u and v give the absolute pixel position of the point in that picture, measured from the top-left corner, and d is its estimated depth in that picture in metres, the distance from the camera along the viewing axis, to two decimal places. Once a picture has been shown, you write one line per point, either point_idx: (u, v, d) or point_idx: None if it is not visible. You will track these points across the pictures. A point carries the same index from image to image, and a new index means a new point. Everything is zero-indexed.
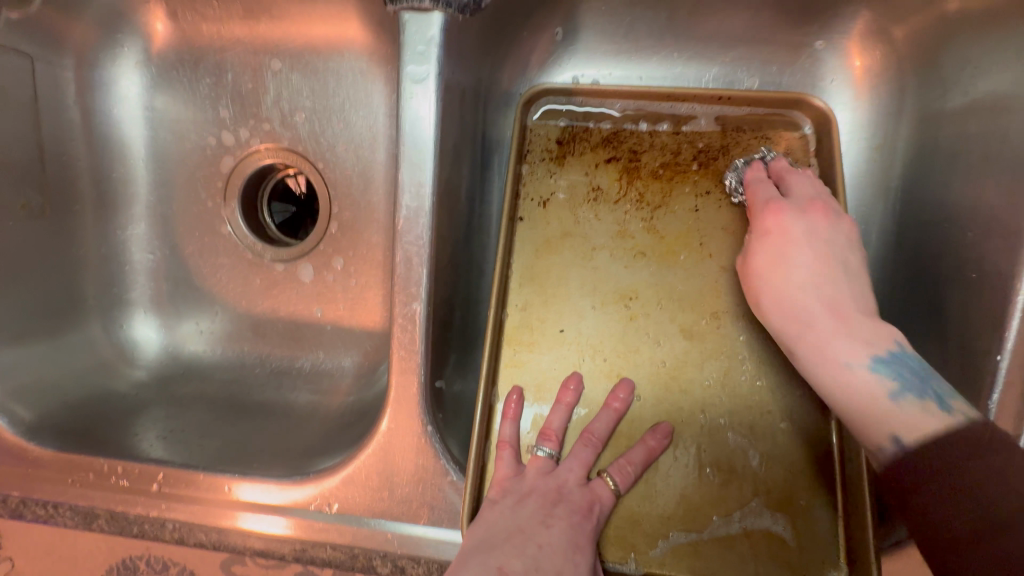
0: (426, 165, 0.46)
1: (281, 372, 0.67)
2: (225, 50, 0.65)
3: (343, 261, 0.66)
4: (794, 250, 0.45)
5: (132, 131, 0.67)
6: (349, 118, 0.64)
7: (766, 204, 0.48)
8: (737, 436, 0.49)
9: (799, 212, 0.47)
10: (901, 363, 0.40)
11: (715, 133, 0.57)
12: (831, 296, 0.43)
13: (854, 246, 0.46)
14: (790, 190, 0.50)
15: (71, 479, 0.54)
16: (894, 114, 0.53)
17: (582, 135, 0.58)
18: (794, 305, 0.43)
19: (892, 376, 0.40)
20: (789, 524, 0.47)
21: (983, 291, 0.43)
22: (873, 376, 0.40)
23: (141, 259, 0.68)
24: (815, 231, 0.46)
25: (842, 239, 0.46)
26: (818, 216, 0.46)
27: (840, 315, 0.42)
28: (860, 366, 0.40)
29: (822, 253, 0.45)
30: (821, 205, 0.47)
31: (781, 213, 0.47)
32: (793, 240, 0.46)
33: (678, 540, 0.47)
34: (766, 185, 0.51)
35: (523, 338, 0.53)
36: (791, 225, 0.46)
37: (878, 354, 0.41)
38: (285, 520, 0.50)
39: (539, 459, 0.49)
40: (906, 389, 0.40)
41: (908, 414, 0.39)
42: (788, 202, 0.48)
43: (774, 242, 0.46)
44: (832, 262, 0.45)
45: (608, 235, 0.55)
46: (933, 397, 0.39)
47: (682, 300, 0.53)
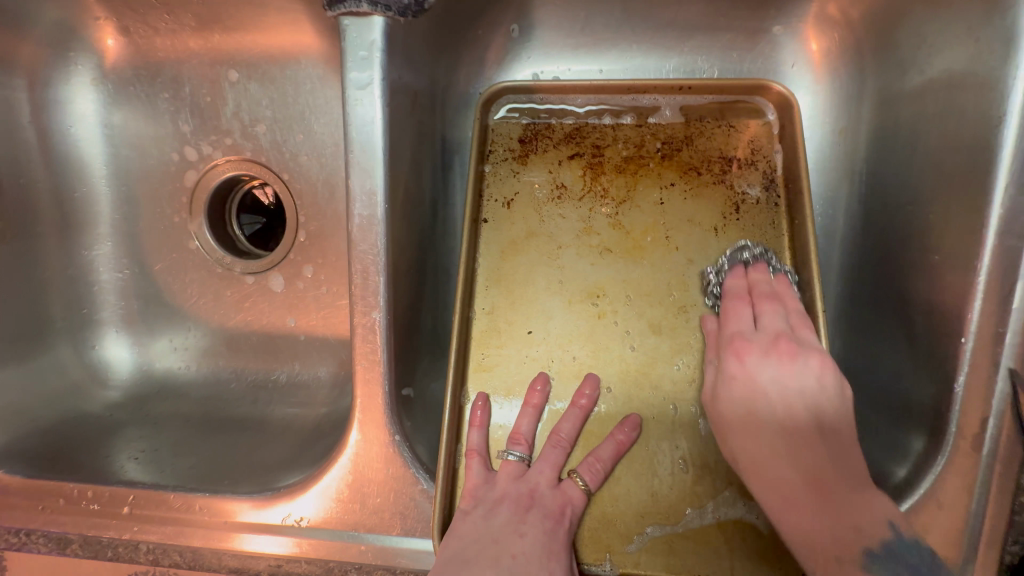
0: (377, 172, 0.45)
1: (257, 386, 0.66)
2: (181, 64, 0.65)
3: (312, 269, 0.65)
4: (757, 386, 0.45)
5: (91, 149, 0.66)
6: (310, 126, 0.63)
7: (730, 343, 0.47)
8: (707, 422, 0.49)
9: (764, 352, 0.46)
10: (901, 547, 0.39)
11: (677, 124, 0.56)
12: (794, 425, 0.43)
13: (830, 388, 0.44)
14: (762, 324, 0.47)
15: (43, 505, 0.53)
16: (855, 96, 0.52)
17: (544, 133, 0.57)
18: (744, 434, 0.44)
19: (891, 570, 0.39)
20: (762, 512, 0.47)
21: (945, 273, 0.42)
22: (874, 539, 0.39)
23: (110, 278, 0.67)
24: (781, 375, 0.45)
25: (815, 370, 0.44)
26: (784, 359, 0.45)
27: (808, 443, 0.43)
28: (847, 493, 0.41)
29: (789, 406, 0.44)
30: (786, 343, 0.45)
31: (744, 356, 0.46)
32: (759, 384, 0.45)
33: (653, 537, 0.46)
34: (740, 308, 0.49)
35: (492, 341, 0.52)
36: (756, 370, 0.45)
37: (869, 546, 0.39)
38: (289, 539, 0.49)
39: (510, 464, 0.48)
40: (893, 560, 0.39)
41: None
42: (752, 341, 0.47)
43: (741, 381, 0.45)
44: (797, 397, 0.44)
45: (573, 233, 0.54)
46: (924, 568, 0.39)
47: (649, 295, 0.52)
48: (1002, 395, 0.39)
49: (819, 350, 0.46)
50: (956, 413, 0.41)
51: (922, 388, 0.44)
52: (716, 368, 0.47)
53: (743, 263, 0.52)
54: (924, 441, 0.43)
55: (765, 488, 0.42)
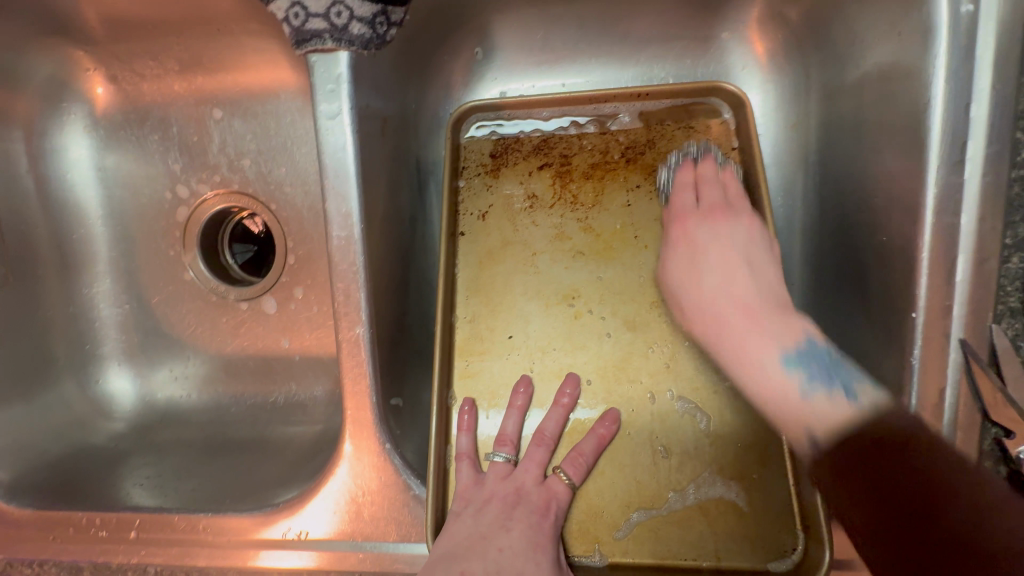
0: (351, 195, 0.48)
1: (256, 408, 0.69)
2: (167, 106, 0.68)
3: (302, 289, 0.68)
4: (707, 275, 0.51)
5: (87, 192, 0.69)
6: (293, 155, 0.67)
7: (672, 216, 0.55)
8: (684, 402, 0.50)
9: (701, 217, 0.53)
10: (811, 356, 0.46)
11: (638, 129, 0.59)
12: (738, 299, 0.50)
13: (760, 241, 0.52)
14: (704, 198, 0.55)
15: (52, 535, 0.55)
16: (802, 92, 0.55)
17: (513, 146, 0.60)
18: (711, 304, 0.50)
19: (802, 369, 0.46)
20: (742, 492, 0.48)
21: (894, 252, 0.44)
22: (788, 376, 0.46)
23: (110, 313, 0.70)
24: (721, 233, 0.52)
25: (746, 235, 0.52)
26: (716, 220, 0.53)
27: (748, 313, 0.49)
28: (775, 368, 0.46)
29: (734, 275, 0.51)
30: (720, 209, 0.54)
31: (685, 222, 0.54)
32: (698, 249, 0.52)
33: (638, 524, 0.48)
34: (685, 191, 0.55)
35: (475, 348, 0.54)
36: (705, 251, 0.52)
37: (787, 348, 0.46)
38: (309, 554, 0.51)
39: (497, 464, 0.50)
40: (805, 368, 0.46)
41: (817, 402, 0.44)
42: (692, 211, 0.54)
43: (682, 249, 0.53)
44: (745, 276, 0.51)
45: (546, 239, 0.56)
46: (840, 386, 0.44)
47: (622, 293, 0.54)
48: (955, 365, 0.41)
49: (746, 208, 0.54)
50: (916, 385, 0.43)
51: (884, 362, 0.46)
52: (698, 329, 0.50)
53: (693, 157, 0.57)
54: (890, 414, 0.45)
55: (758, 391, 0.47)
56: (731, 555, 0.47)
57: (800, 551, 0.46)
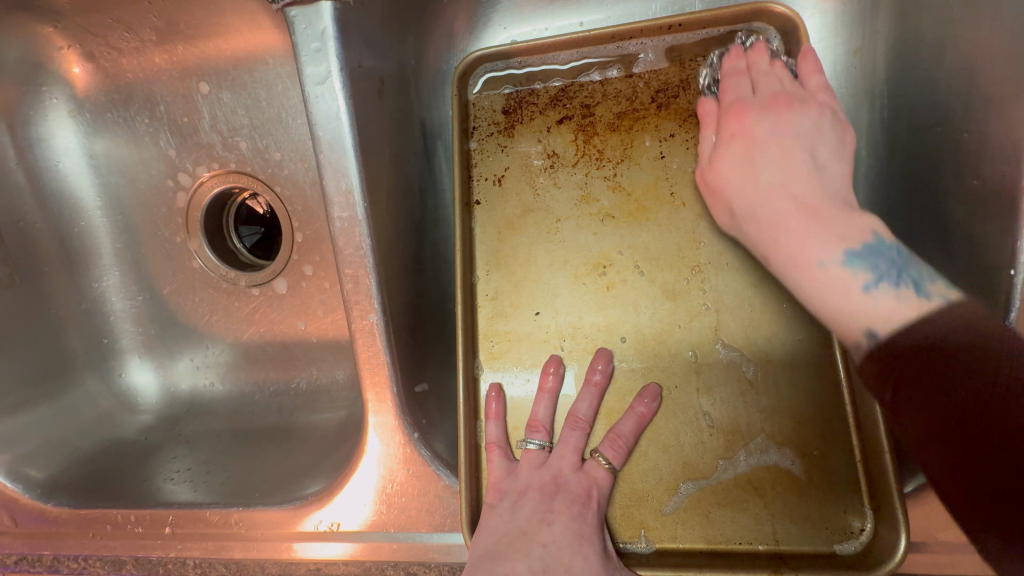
0: (350, 169, 0.43)
1: (280, 395, 0.67)
2: (152, 82, 0.64)
3: (312, 267, 0.64)
4: (760, 153, 0.45)
5: (81, 182, 0.66)
6: (288, 128, 0.62)
7: (729, 108, 0.48)
8: (728, 349, 0.46)
9: (762, 109, 0.46)
10: (878, 254, 0.39)
11: (671, 67, 0.51)
12: (794, 193, 0.42)
13: (827, 131, 0.45)
14: (759, 87, 0.48)
15: (92, 532, 0.55)
16: (868, 12, 0.48)
17: (528, 100, 0.53)
18: (763, 200, 0.43)
19: (867, 267, 0.39)
20: (803, 466, 0.43)
21: (986, 199, 0.38)
22: (849, 270, 0.39)
23: (122, 306, 0.69)
24: (779, 127, 0.45)
25: (811, 128, 0.45)
26: (780, 112, 0.46)
27: (811, 211, 0.41)
28: (833, 263, 0.39)
29: (786, 149, 0.45)
30: (785, 98, 0.46)
31: (743, 114, 0.46)
32: (756, 139, 0.46)
33: (689, 497, 0.44)
34: (737, 79, 0.49)
35: (499, 327, 0.50)
36: (756, 126, 0.46)
37: (852, 247, 0.39)
38: (351, 544, 0.49)
39: (531, 452, 0.47)
40: (883, 278, 0.38)
41: (883, 304, 0.38)
42: (751, 104, 0.47)
43: (740, 140, 0.46)
44: (798, 154, 0.44)
45: (570, 203, 0.51)
46: (908, 283, 0.38)
47: (661, 258, 0.48)
48: None
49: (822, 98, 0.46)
50: None
51: None
52: (717, 142, 0.47)
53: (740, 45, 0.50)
54: None
55: (750, 203, 0.44)
56: (790, 539, 0.42)
57: (869, 532, 0.42)
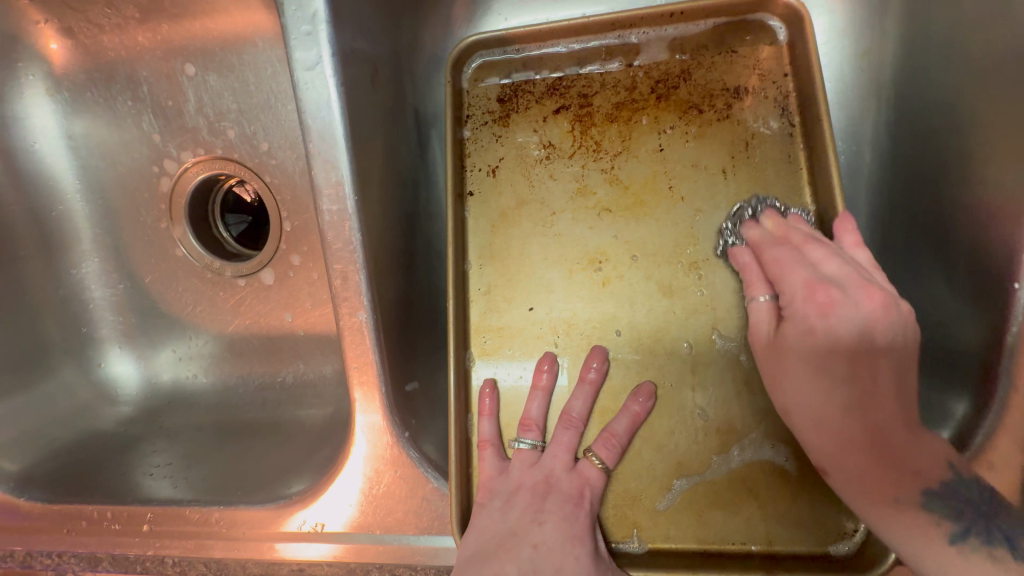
0: (340, 161, 0.42)
1: (265, 389, 0.65)
2: (135, 61, 0.61)
3: (299, 256, 0.62)
4: (798, 332, 0.40)
5: (59, 164, 0.63)
6: (277, 113, 0.59)
7: (774, 284, 0.42)
8: (724, 340, 0.45)
9: (809, 292, 0.40)
10: (955, 495, 0.36)
11: (672, 58, 0.50)
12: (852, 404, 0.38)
13: (889, 323, 0.39)
14: (806, 264, 0.41)
15: (66, 528, 0.53)
16: (879, 10, 0.47)
17: (524, 88, 0.52)
18: (822, 422, 0.39)
19: (948, 510, 0.36)
20: (797, 464, 0.43)
21: (996, 208, 0.38)
22: (931, 515, 0.36)
23: (102, 294, 0.66)
24: (818, 290, 0.40)
25: (847, 275, 0.40)
26: (835, 302, 0.39)
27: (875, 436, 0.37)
28: (913, 501, 0.36)
29: (838, 335, 0.39)
30: (836, 281, 0.40)
31: (789, 293, 0.41)
32: (804, 326, 0.40)
33: (683, 493, 0.44)
34: (777, 253, 0.42)
35: (491, 323, 0.49)
36: (795, 305, 0.41)
37: (928, 486, 0.36)
38: (331, 546, 0.48)
39: (523, 452, 0.46)
40: (969, 531, 0.35)
41: (1006, 572, 0.34)
42: (796, 277, 0.41)
43: (782, 336, 0.41)
44: (839, 312, 0.39)
45: (566, 195, 0.49)
46: (1003, 540, 0.35)
47: (657, 254, 0.47)
48: None
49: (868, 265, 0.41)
50: (1006, 366, 0.37)
51: (968, 333, 0.40)
52: (770, 330, 0.42)
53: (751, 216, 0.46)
54: (968, 407, 0.39)
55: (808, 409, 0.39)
56: (784, 541, 0.42)
57: (862, 532, 0.41)
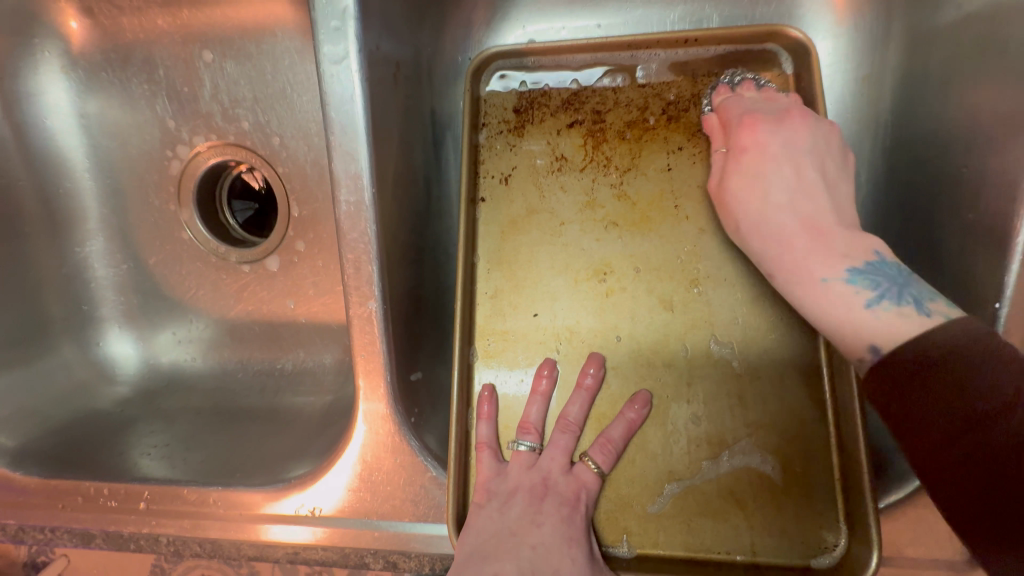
0: (360, 155, 0.43)
1: (264, 375, 0.66)
2: (152, 44, 0.61)
3: (304, 243, 0.63)
4: (771, 164, 0.46)
5: (70, 142, 0.64)
6: (292, 104, 0.60)
7: (744, 116, 0.47)
8: (721, 346, 0.47)
9: (776, 122, 0.47)
10: (879, 271, 0.39)
11: (684, 81, 0.52)
12: (806, 216, 0.43)
13: (834, 148, 0.46)
14: (770, 100, 0.49)
15: (61, 505, 0.53)
16: (881, 41, 0.49)
17: (540, 100, 0.53)
18: (769, 215, 0.44)
19: (869, 282, 0.38)
20: (783, 475, 0.45)
21: (982, 231, 0.40)
22: (850, 286, 0.39)
23: (105, 273, 0.66)
24: (792, 141, 0.46)
25: (820, 139, 0.46)
26: (796, 126, 0.46)
27: (817, 229, 0.42)
28: (837, 279, 0.39)
29: (805, 191, 0.44)
30: (798, 112, 0.47)
31: (757, 127, 0.47)
32: (769, 156, 0.46)
33: (673, 497, 0.45)
34: (742, 100, 0.49)
35: (497, 326, 0.50)
36: (767, 139, 0.47)
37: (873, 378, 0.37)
38: (314, 530, 0.49)
39: (521, 453, 0.47)
40: (884, 295, 0.37)
41: (887, 316, 0.36)
42: (761, 112, 0.48)
43: (752, 157, 0.46)
44: (810, 170, 0.45)
45: (575, 207, 0.51)
46: (911, 300, 0.37)
47: (660, 268, 0.49)
48: None
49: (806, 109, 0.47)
50: None
51: None
52: (727, 155, 0.48)
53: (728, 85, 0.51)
54: None
55: (778, 263, 0.43)
56: (767, 551, 0.44)
57: (841, 546, 0.43)
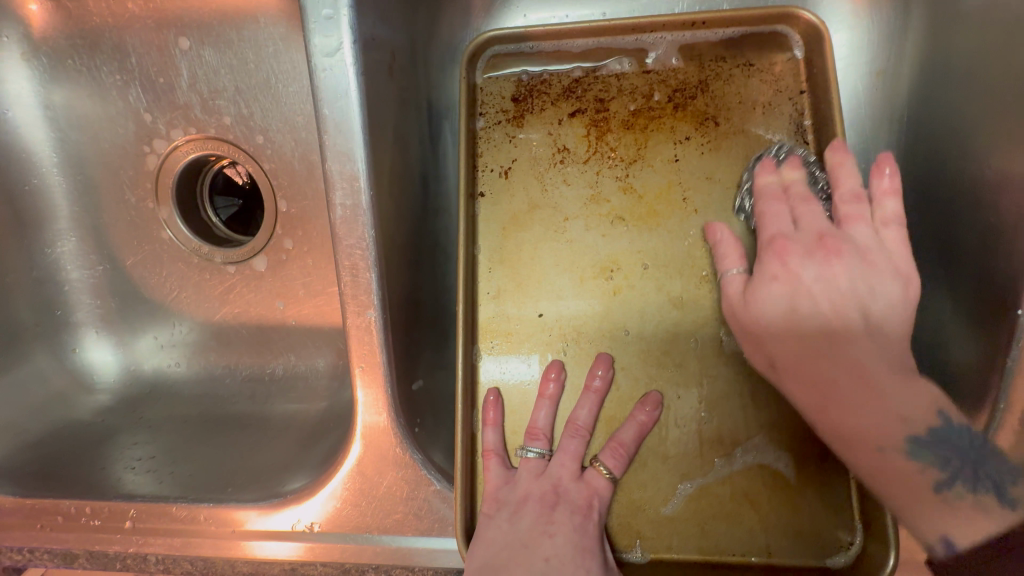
0: (355, 152, 0.40)
1: (253, 381, 0.63)
2: (122, 29, 0.57)
3: (293, 241, 0.60)
4: (805, 300, 0.41)
5: (35, 135, 0.59)
6: (278, 95, 0.57)
7: (771, 242, 0.43)
8: (731, 338, 0.46)
9: (807, 253, 0.42)
10: (949, 446, 0.38)
11: (690, 67, 0.49)
12: (852, 368, 0.39)
13: (879, 290, 0.41)
14: (802, 222, 0.44)
15: (41, 524, 0.51)
16: (899, 32, 0.48)
17: (540, 88, 0.50)
18: (807, 365, 0.40)
19: (939, 460, 0.38)
20: (798, 474, 0.44)
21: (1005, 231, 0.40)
22: (915, 463, 0.38)
23: (79, 276, 0.63)
24: (826, 276, 0.41)
25: (859, 282, 0.41)
26: (830, 259, 0.42)
27: (866, 387, 0.39)
28: (896, 452, 0.38)
29: (835, 308, 0.41)
30: (833, 241, 0.42)
31: (787, 257, 0.42)
32: (803, 290, 0.42)
33: (688, 497, 0.44)
34: (778, 211, 0.44)
35: (500, 327, 0.48)
36: (802, 272, 0.42)
37: (916, 435, 0.38)
38: (296, 544, 0.47)
39: (530, 461, 0.46)
40: (956, 479, 0.38)
41: (959, 507, 0.38)
42: (794, 240, 0.43)
43: (782, 291, 0.42)
44: (849, 311, 0.41)
45: (580, 201, 0.49)
46: (990, 487, 0.38)
47: (669, 265, 0.47)
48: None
49: (881, 240, 0.43)
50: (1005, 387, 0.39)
51: (964, 349, 0.42)
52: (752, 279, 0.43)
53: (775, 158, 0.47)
54: None
55: (797, 361, 0.41)
56: (783, 553, 0.43)
57: (857, 545, 0.43)
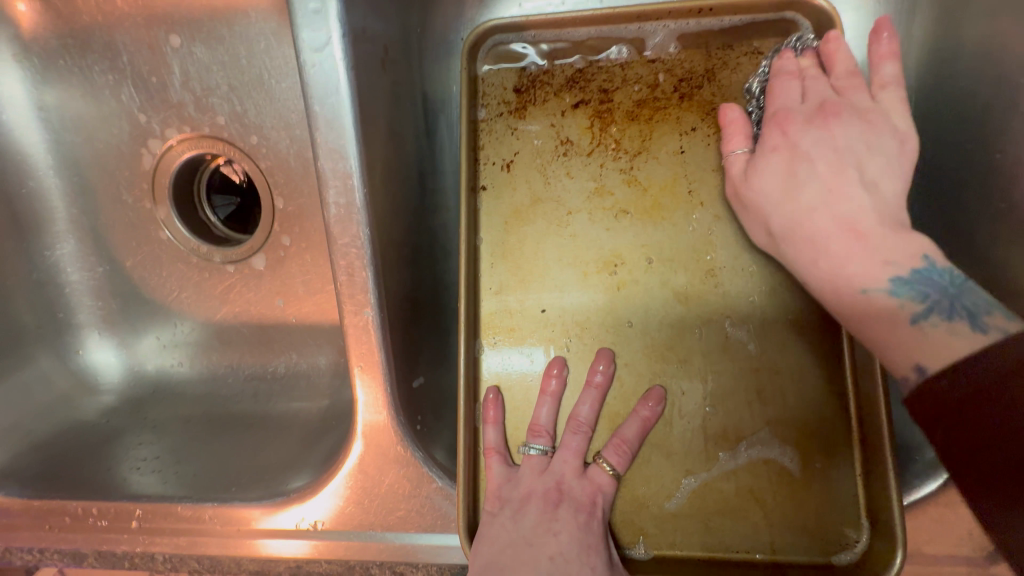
0: (349, 151, 0.40)
1: (255, 380, 0.63)
2: (112, 27, 0.56)
3: (291, 239, 0.59)
4: (802, 165, 0.42)
5: (30, 138, 0.59)
6: (270, 92, 0.56)
7: (772, 116, 0.44)
8: (736, 328, 0.45)
9: (807, 119, 0.43)
10: (927, 280, 0.36)
11: (697, 57, 0.48)
12: (841, 215, 0.39)
13: (879, 148, 0.41)
14: (809, 94, 0.44)
15: (49, 525, 0.51)
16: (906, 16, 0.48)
17: (543, 79, 0.50)
18: (797, 219, 0.40)
19: (916, 294, 0.36)
20: (804, 470, 0.43)
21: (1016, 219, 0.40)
22: (894, 297, 0.36)
23: (80, 277, 0.63)
24: (825, 140, 0.42)
25: (859, 141, 0.41)
26: (828, 122, 0.42)
27: (855, 232, 0.38)
28: (879, 290, 0.36)
29: (834, 162, 0.41)
30: (834, 107, 0.43)
31: (787, 124, 0.43)
32: (798, 154, 0.42)
33: (692, 492, 0.44)
34: (787, 84, 0.45)
35: (503, 323, 0.48)
36: (800, 137, 0.43)
37: (897, 273, 0.36)
38: (304, 542, 0.48)
39: (532, 457, 0.46)
40: (933, 308, 0.35)
41: (934, 335, 0.35)
42: (797, 111, 0.44)
43: (780, 154, 0.43)
44: (847, 170, 0.41)
45: (583, 194, 0.48)
46: (964, 315, 0.35)
47: (674, 260, 0.46)
48: None
49: (881, 104, 0.42)
50: None
51: None
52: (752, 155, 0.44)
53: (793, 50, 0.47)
54: None
55: (789, 219, 0.41)
56: (787, 550, 0.43)
57: (863, 543, 0.42)
